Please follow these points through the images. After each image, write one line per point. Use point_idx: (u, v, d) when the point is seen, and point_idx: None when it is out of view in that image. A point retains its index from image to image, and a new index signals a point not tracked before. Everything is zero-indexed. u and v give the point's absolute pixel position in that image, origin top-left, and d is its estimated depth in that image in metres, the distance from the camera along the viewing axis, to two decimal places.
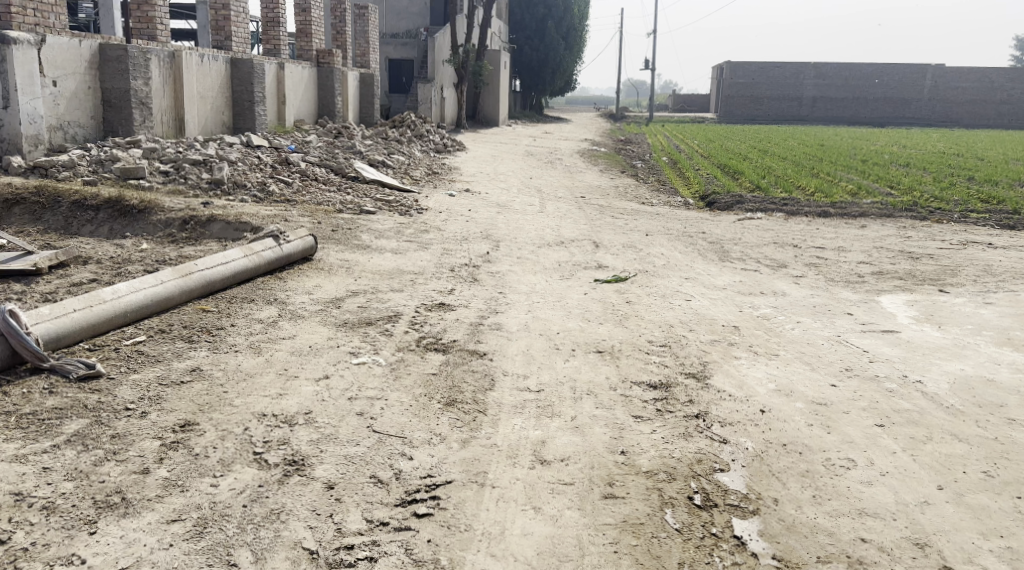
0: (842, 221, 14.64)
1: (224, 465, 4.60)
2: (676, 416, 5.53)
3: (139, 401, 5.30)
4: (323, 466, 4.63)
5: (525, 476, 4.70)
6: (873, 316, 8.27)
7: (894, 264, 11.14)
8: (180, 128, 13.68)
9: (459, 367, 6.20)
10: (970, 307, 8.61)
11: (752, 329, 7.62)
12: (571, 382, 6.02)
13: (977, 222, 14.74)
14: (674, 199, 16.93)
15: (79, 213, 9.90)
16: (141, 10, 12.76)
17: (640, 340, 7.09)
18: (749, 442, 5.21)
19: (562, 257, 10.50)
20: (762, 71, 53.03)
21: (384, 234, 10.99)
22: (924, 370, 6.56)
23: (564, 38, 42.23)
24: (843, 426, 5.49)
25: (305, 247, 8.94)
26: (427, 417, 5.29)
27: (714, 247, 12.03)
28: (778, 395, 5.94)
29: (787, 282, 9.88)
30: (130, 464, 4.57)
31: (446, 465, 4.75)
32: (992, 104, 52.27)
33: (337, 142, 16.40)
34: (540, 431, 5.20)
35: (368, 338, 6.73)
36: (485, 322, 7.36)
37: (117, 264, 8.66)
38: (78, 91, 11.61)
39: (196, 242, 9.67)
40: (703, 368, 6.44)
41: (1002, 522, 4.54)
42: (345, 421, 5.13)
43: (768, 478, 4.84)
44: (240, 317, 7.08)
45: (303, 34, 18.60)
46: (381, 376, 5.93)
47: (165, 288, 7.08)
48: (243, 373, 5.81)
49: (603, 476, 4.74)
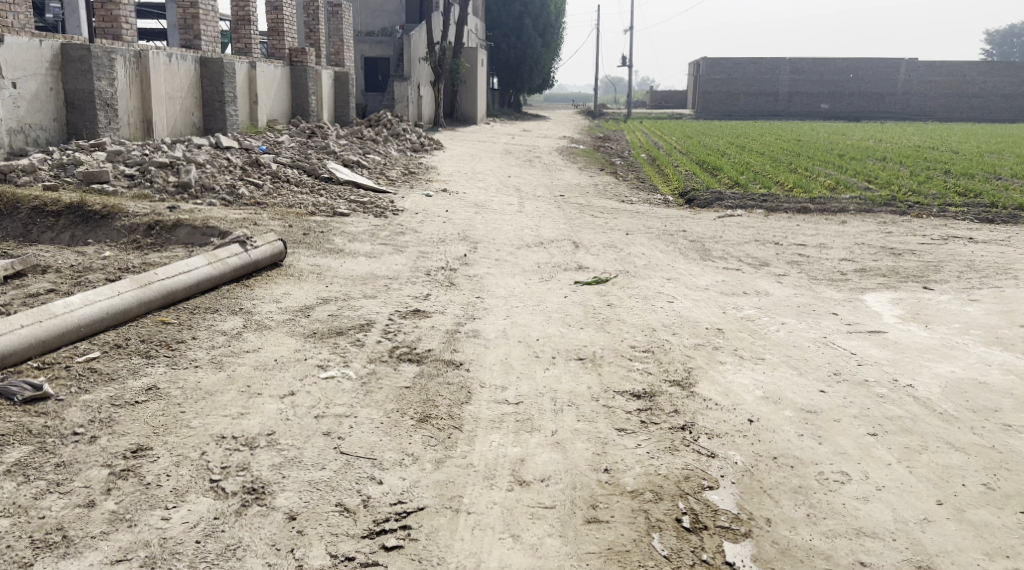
0: (823, 217, 14.47)
1: (178, 495, 4.28)
2: (662, 428, 5.24)
3: (89, 424, 4.97)
4: (285, 495, 4.32)
5: (503, 500, 4.41)
6: (859, 316, 8.03)
7: (876, 260, 10.96)
8: (148, 129, 13.26)
9: (434, 380, 5.89)
10: (956, 304, 8.41)
11: (736, 332, 7.38)
12: (551, 393, 5.72)
13: (957, 216, 14.61)
14: (653, 197, 16.69)
15: (39, 220, 9.53)
16: (105, 8, 12.35)
17: (622, 346, 6.82)
18: (738, 456, 4.93)
19: (540, 258, 10.23)
20: (738, 66, 53.05)
21: (358, 237, 10.66)
22: (914, 373, 6.30)
23: (540, 34, 41.97)
24: (835, 436, 5.20)
25: (274, 252, 8.61)
26: (399, 435, 4.98)
27: (694, 245, 11.80)
28: (767, 403, 5.65)
29: (770, 280, 9.66)
30: (74, 496, 4.25)
31: (418, 489, 4.45)
32: (966, 98, 52.31)
33: (310, 142, 16.00)
34: (518, 449, 4.91)
35: (338, 350, 6.40)
36: (461, 330, 7.06)
37: (77, 272, 8.28)
38: (38, 93, 11.17)
39: (161, 248, 9.28)
40: (688, 375, 6.17)
41: (1007, 540, 4.29)
42: (310, 442, 4.81)
43: (760, 495, 4.57)
44: (203, 329, 6.74)
45: (275, 32, 18.18)
46: (351, 391, 5.61)
47: (123, 299, 6.73)
48: (203, 392, 5.47)
49: (586, 498, 4.46)
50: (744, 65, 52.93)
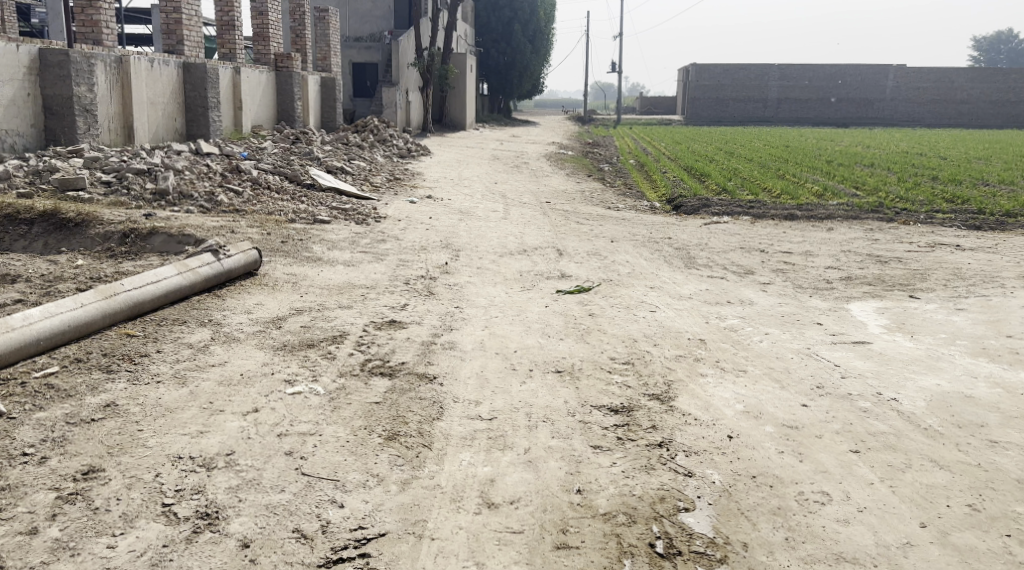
0: (809, 224, 14.33)
1: (126, 521, 4.14)
2: (638, 445, 5.06)
3: (40, 444, 4.76)
4: (239, 520, 4.18)
5: (468, 525, 4.24)
6: (844, 325, 7.87)
7: (862, 268, 10.82)
8: (128, 135, 13.03)
9: (406, 395, 5.69)
10: (942, 314, 8.27)
11: (719, 342, 7.21)
12: (525, 408, 5.53)
13: (944, 223, 14.49)
14: (640, 203, 16.54)
15: (11, 228, 9.31)
16: (85, 14, 12.23)
17: (602, 358, 6.64)
18: (716, 474, 4.75)
19: (523, 267, 10.05)
20: (727, 72, 53.00)
21: (337, 244, 10.47)
22: (898, 386, 6.09)
23: (529, 41, 41.88)
24: (816, 452, 5.00)
25: (248, 261, 8.40)
26: (365, 455, 4.79)
27: (679, 253, 11.64)
28: (748, 418, 5.45)
29: (755, 289, 9.50)
30: (16, 523, 4.10)
31: (381, 512, 4.29)
32: (953, 104, 52.36)
33: (294, 148, 15.78)
34: (489, 468, 4.72)
35: (308, 363, 6.20)
36: (437, 341, 6.87)
37: (48, 281, 8.06)
38: (15, 98, 10.94)
39: (135, 256, 9.06)
40: (668, 389, 5.98)
41: (992, 566, 4.12)
42: (271, 463, 4.64)
43: (737, 517, 4.39)
44: (169, 342, 6.53)
45: (260, 38, 17.97)
46: (318, 407, 5.41)
47: (86, 311, 6.51)
48: (163, 408, 5.27)
49: (556, 522, 4.29)
50: (733, 71, 52.84)
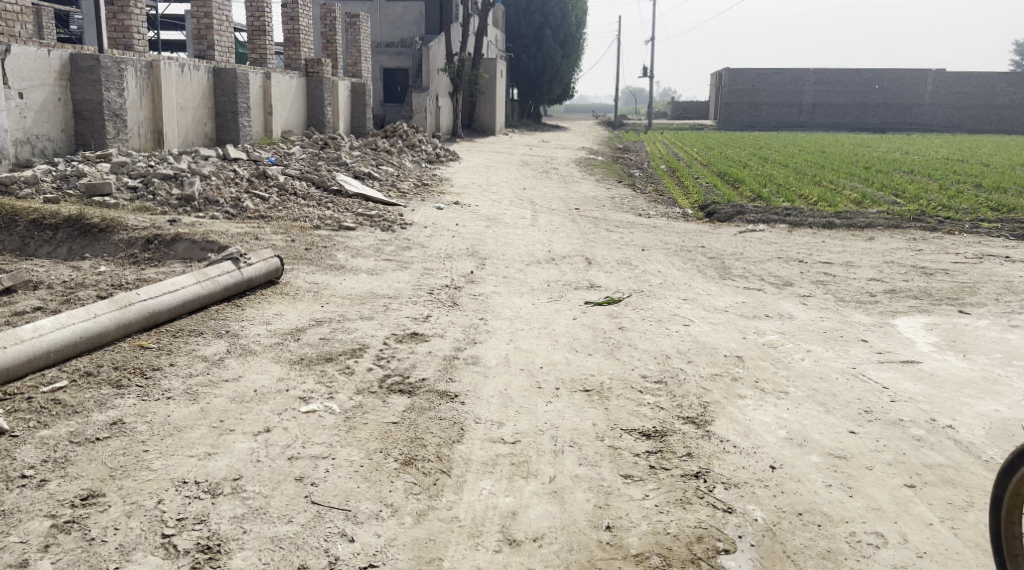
0: (849, 233, 13.87)
1: (122, 554, 3.89)
2: (672, 475, 4.71)
3: (40, 466, 4.52)
4: (242, 555, 3.92)
5: (487, 565, 3.95)
6: (890, 343, 7.45)
7: (907, 280, 10.37)
8: (157, 139, 12.88)
9: (426, 414, 5.39)
10: (995, 331, 7.82)
11: (757, 360, 6.83)
12: (551, 431, 5.20)
13: (990, 232, 13.97)
14: (672, 210, 16.18)
15: (36, 233, 9.17)
16: (117, 18, 12.10)
17: (633, 375, 6.29)
18: (758, 511, 4.39)
19: (552, 276, 9.72)
20: (761, 77, 52.47)
21: (362, 252, 10.21)
22: (954, 412, 5.68)
23: (561, 46, 41.56)
24: (866, 487, 4.62)
25: (270, 270, 8.18)
26: (380, 482, 4.50)
27: (714, 263, 11.23)
28: (791, 446, 5.08)
29: (794, 302, 9.09)
30: (7, 554, 3.86)
31: (394, 548, 4.01)
32: (994, 109, 51.31)
33: (322, 154, 15.51)
34: (511, 499, 4.42)
35: (325, 379, 5.92)
36: (460, 356, 6.56)
37: (69, 289, 7.86)
38: (45, 102, 10.80)
39: (158, 263, 8.84)
40: (704, 412, 5.61)
41: None
42: (280, 490, 4.37)
43: (782, 562, 4.04)
44: (184, 355, 6.29)
45: (290, 43, 17.77)
46: (333, 428, 5.12)
47: (99, 322, 6.29)
48: (172, 428, 5.01)
49: (583, 564, 3.98)
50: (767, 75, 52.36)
